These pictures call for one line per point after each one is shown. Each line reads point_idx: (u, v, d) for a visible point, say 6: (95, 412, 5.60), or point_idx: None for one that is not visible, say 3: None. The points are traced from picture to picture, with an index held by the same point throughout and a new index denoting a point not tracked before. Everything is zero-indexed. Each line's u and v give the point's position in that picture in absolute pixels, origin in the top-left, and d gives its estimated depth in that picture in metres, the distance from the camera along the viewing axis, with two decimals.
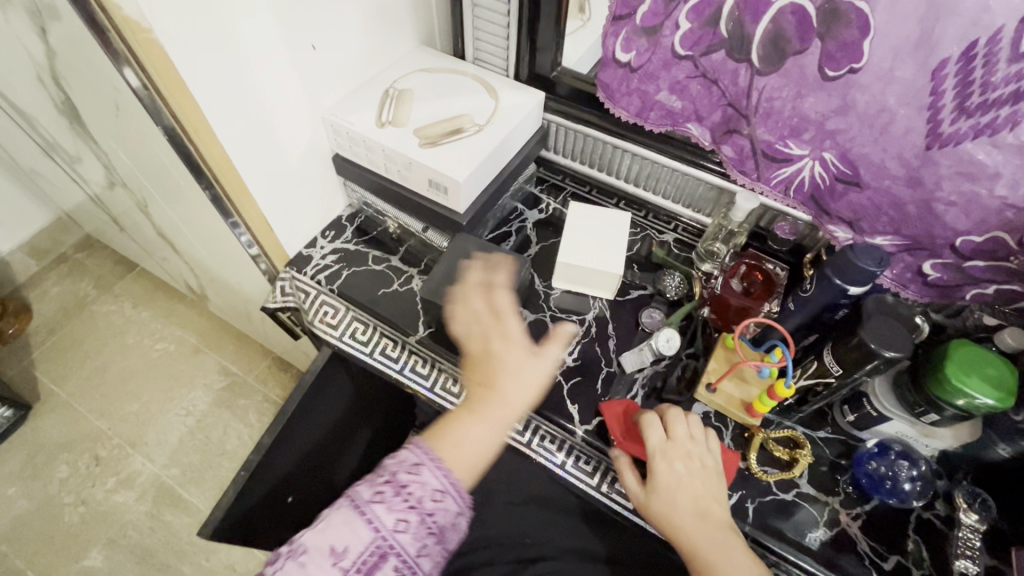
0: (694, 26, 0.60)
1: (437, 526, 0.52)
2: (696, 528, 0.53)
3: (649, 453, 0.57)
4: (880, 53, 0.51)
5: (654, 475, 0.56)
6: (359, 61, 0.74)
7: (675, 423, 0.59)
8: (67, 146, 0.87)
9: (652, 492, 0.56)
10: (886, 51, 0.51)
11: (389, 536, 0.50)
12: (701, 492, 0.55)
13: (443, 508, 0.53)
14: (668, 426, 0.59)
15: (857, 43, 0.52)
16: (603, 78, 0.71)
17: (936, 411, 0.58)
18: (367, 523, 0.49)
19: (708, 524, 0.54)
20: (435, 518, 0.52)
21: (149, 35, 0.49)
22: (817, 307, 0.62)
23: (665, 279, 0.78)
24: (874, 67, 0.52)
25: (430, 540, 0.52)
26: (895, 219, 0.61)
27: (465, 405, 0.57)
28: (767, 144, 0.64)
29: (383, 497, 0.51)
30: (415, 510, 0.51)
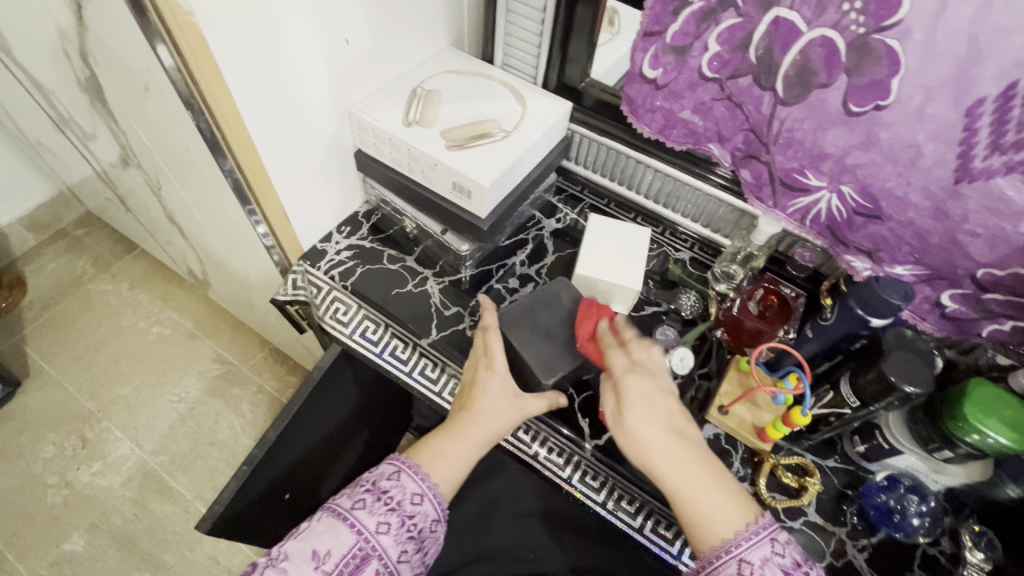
0: (723, 49, 0.60)
1: (416, 529, 0.56)
2: (668, 452, 0.53)
3: (617, 373, 0.59)
4: (910, 90, 0.51)
5: (624, 394, 0.57)
6: (391, 57, 0.73)
7: (644, 352, 0.61)
8: (82, 122, 0.86)
9: (625, 407, 0.56)
10: (917, 88, 0.51)
11: (371, 538, 0.53)
12: (673, 412, 0.56)
13: (421, 512, 0.57)
14: (629, 352, 0.61)
15: (885, 79, 0.52)
16: (628, 92, 0.71)
17: (950, 447, 0.58)
18: (350, 528, 0.53)
19: (681, 443, 0.54)
20: (414, 520, 0.56)
21: (189, 19, 0.48)
22: (837, 336, 0.62)
23: (680, 296, 0.78)
24: (902, 104, 0.53)
25: (410, 545, 0.56)
26: (917, 249, 0.61)
27: (445, 425, 0.61)
28: (785, 172, 0.64)
29: (365, 502, 0.55)
30: (395, 512, 0.55)
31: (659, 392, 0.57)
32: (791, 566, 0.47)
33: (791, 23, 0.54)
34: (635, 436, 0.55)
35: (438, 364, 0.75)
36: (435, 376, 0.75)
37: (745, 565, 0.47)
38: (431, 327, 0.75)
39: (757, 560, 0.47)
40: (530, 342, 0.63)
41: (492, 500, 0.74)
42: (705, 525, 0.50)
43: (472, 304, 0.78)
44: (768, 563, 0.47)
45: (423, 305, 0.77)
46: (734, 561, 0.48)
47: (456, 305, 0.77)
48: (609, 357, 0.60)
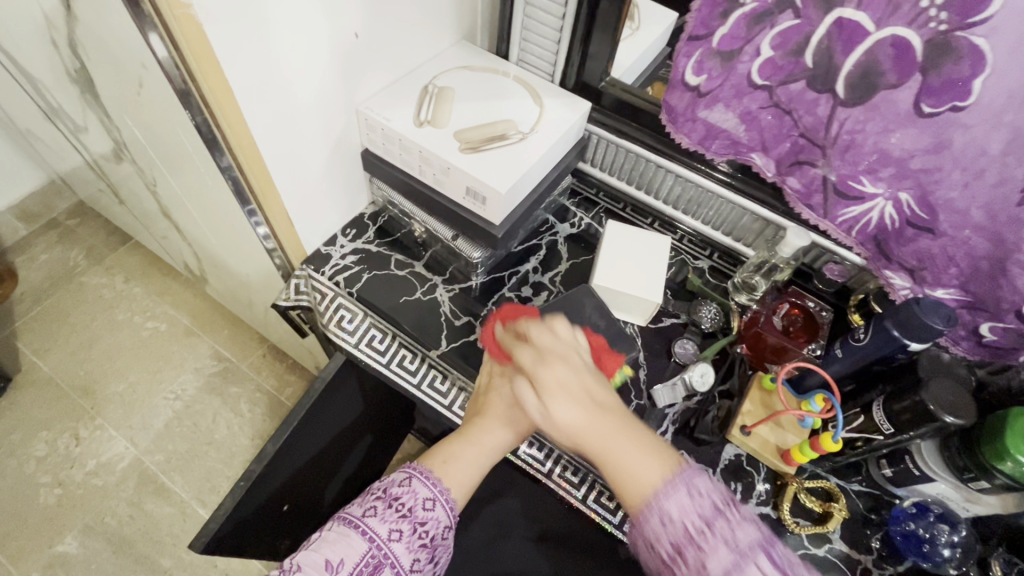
0: (777, 54, 0.55)
1: (428, 537, 0.53)
2: (592, 424, 0.47)
3: (528, 370, 0.50)
4: (994, 93, 0.47)
5: (540, 385, 0.49)
6: (401, 51, 0.69)
7: (541, 331, 0.53)
8: (72, 113, 0.81)
9: (542, 398, 0.49)
10: (1001, 92, 0.46)
11: (383, 545, 0.50)
12: (588, 383, 0.49)
13: (434, 518, 0.53)
14: (534, 339, 0.53)
15: (967, 78, 0.47)
16: (669, 100, 0.67)
17: (987, 479, 0.55)
18: (361, 535, 0.50)
19: (598, 410, 0.47)
20: (426, 527, 0.53)
21: (187, 11, 0.44)
22: (869, 358, 0.59)
23: (700, 308, 0.75)
24: (982, 107, 0.48)
25: (423, 554, 0.52)
26: (964, 273, 0.58)
27: (457, 430, 0.58)
28: (841, 179, 0.60)
29: (376, 510, 0.52)
30: (406, 519, 0.52)
31: (569, 368, 0.50)
32: (709, 511, 0.41)
33: (857, 23, 0.49)
34: (561, 422, 0.48)
35: (447, 375, 0.72)
36: (444, 389, 0.72)
37: (667, 517, 0.41)
38: (441, 339, 0.71)
39: (677, 512, 0.41)
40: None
41: (503, 522, 0.71)
42: (631, 492, 0.44)
43: (484, 313, 0.74)
44: (686, 513, 0.41)
45: (433, 314, 0.73)
46: (657, 518, 0.42)
47: (467, 315, 0.74)
48: (519, 353, 0.53)
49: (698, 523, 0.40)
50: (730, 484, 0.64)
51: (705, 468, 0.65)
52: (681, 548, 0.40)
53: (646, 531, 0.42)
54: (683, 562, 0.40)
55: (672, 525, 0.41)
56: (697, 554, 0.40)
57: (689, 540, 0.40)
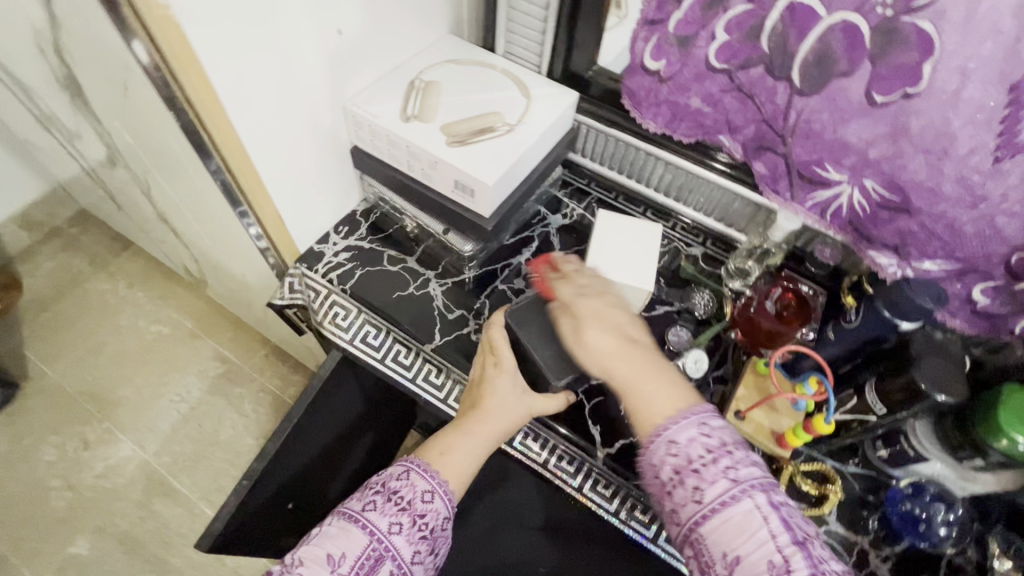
0: (733, 38, 0.57)
1: (428, 528, 0.53)
2: (620, 350, 0.52)
3: (567, 300, 0.57)
4: (944, 75, 0.48)
5: (578, 315, 0.56)
6: (386, 47, 0.69)
7: (582, 278, 0.60)
8: (66, 120, 0.82)
9: (578, 324, 0.55)
10: (951, 72, 0.48)
11: (384, 538, 0.50)
12: (625, 326, 0.55)
13: (433, 511, 0.53)
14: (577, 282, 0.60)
15: (916, 65, 0.49)
16: (630, 85, 0.68)
17: (981, 456, 0.55)
18: (362, 529, 0.50)
19: (631, 345, 0.52)
20: (425, 519, 0.53)
21: (166, 12, 0.44)
22: (861, 341, 0.60)
23: (693, 295, 0.75)
24: (935, 92, 0.49)
25: (424, 546, 0.52)
26: (948, 243, 0.57)
27: (453, 421, 0.59)
28: (803, 165, 0.61)
29: (375, 504, 0.52)
30: (406, 512, 0.52)
31: (611, 310, 0.56)
32: (716, 445, 0.44)
33: (807, 7, 0.51)
34: (590, 346, 0.53)
35: (442, 369, 0.73)
36: (439, 382, 0.73)
37: (673, 445, 0.45)
38: (435, 332, 0.72)
39: (684, 441, 0.44)
40: (541, 340, 0.59)
41: (501, 516, 0.71)
42: (644, 412, 0.47)
43: (477, 305, 0.75)
44: (694, 443, 0.44)
45: (427, 309, 0.74)
46: (663, 443, 0.45)
47: (461, 308, 0.74)
48: (557, 288, 0.59)
49: (702, 454, 0.43)
50: None
51: None
52: (681, 474, 0.44)
53: (652, 454, 0.46)
54: (681, 486, 0.43)
55: (676, 450, 0.44)
56: (695, 480, 0.43)
57: (689, 467, 0.43)
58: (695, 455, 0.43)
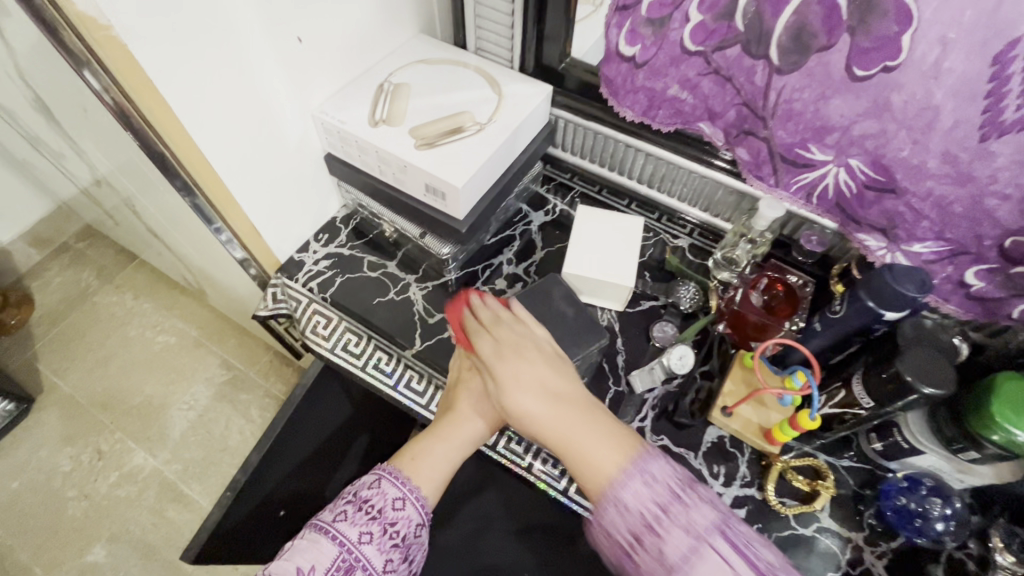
0: (706, 18, 0.54)
1: (399, 536, 0.53)
2: (548, 413, 0.50)
3: (487, 362, 0.55)
4: (924, 45, 0.45)
5: (499, 376, 0.53)
6: (352, 51, 0.68)
7: (502, 324, 0.57)
8: (49, 140, 0.83)
9: (501, 387, 0.53)
10: (932, 41, 0.44)
11: (354, 548, 0.50)
12: (548, 375, 0.52)
13: (404, 518, 0.54)
14: (496, 332, 0.57)
15: (895, 35, 0.46)
16: (607, 73, 0.66)
17: (976, 448, 0.52)
18: (332, 540, 0.50)
19: (558, 402, 0.50)
20: (396, 527, 0.53)
21: (110, 33, 0.44)
22: (848, 330, 0.57)
23: (678, 289, 0.73)
24: (914, 64, 0.46)
25: (396, 554, 0.53)
26: (937, 224, 0.55)
27: (428, 428, 0.59)
28: (786, 147, 0.59)
29: (346, 514, 0.52)
30: (376, 520, 0.52)
31: (530, 358, 0.54)
32: (666, 496, 0.42)
33: None
34: (524, 411, 0.51)
35: (424, 375, 0.71)
36: (421, 389, 0.71)
37: (624, 506, 0.43)
38: (415, 337, 0.72)
39: (633, 498, 0.42)
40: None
41: (487, 517, 0.70)
42: (591, 480, 0.45)
43: None
44: (643, 500, 0.42)
45: (408, 314, 0.74)
46: (614, 507, 0.43)
47: (441, 312, 0.74)
48: (476, 341, 0.57)
49: (655, 508, 0.42)
50: (712, 466, 0.63)
51: (687, 450, 0.64)
52: (639, 536, 0.42)
53: (603, 518, 0.43)
54: (642, 547, 0.41)
55: (630, 511, 0.42)
56: (654, 538, 0.41)
57: (643, 524, 0.42)
58: (648, 514, 0.42)
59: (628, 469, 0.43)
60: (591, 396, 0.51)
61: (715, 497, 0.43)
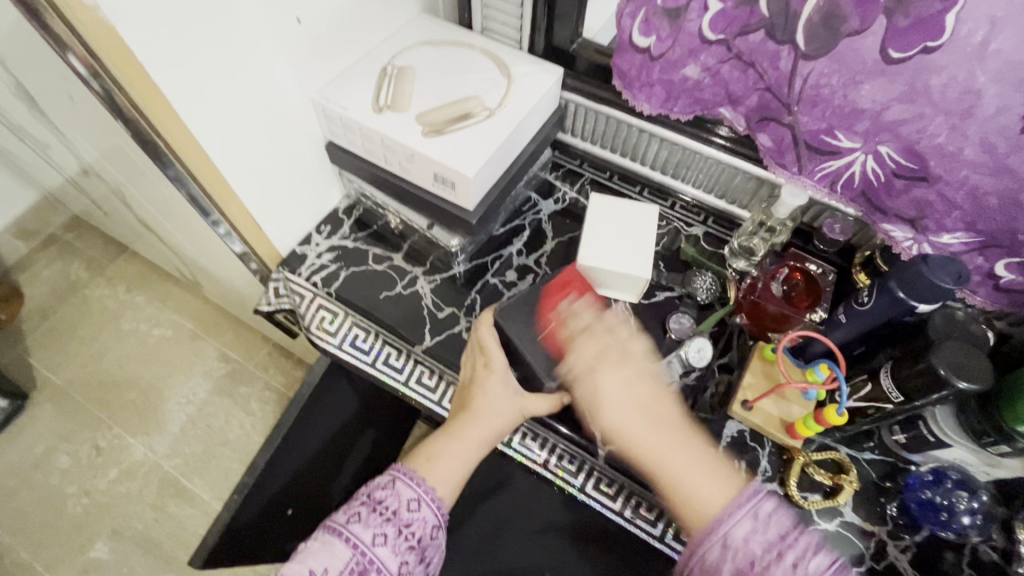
0: (728, 6, 0.52)
1: (415, 538, 0.51)
2: (647, 436, 0.53)
3: (580, 372, 0.55)
4: (970, 24, 0.43)
5: (599, 390, 0.55)
6: (354, 31, 0.64)
7: (590, 332, 0.57)
8: (33, 130, 0.79)
9: (597, 406, 0.55)
10: (979, 21, 0.42)
11: (368, 551, 0.48)
12: (643, 395, 0.55)
13: (420, 519, 0.52)
14: (598, 341, 0.57)
15: (935, 16, 0.43)
16: (619, 65, 0.63)
17: (1007, 442, 0.51)
18: (344, 542, 0.48)
19: (659, 430, 0.54)
20: (412, 528, 0.51)
21: (96, 15, 0.40)
22: (878, 321, 0.55)
23: (694, 279, 0.70)
24: (956, 44, 0.44)
25: (412, 557, 0.51)
26: (969, 214, 0.53)
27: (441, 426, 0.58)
28: (811, 135, 0.56)
29: (360, 516, 0.50)
30: (391, 522, 0.50)
31: (631, 378, 0.56)
32: (776, 539, 0.45)
33: None
34: (621, 431, 0.54)
35: (436, 371, 0.69)
36: (433, 385, 0.70)
37: (728, 542, 0.46)
38: (424, 332, 0.69)
39: (741, 537, 0.45)
40: (533, 343, 0.56)
41: (504, 515, 0.69)
42: (693, 506, 0.48)
43: (468, 301, 0.72)
44: (750, 541, 0.45)
45: (415, 307, 0.71)
46: (716, 541, 0.46)
47: (449, 305, 0.71)
48: (575, 343, 0.56)
49: (762, 550, 0.44)
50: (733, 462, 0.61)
51: None
52: (743, 573, 0.44)
53: (705, 552, 0.46)
54: None
55: (734, 551, 0.45)
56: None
57: (751, 567, 0.44)
58: (755, 555, 0.44)
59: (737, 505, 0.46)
60: (689, 425, 0.55)
61: (818, 533, 0.46)
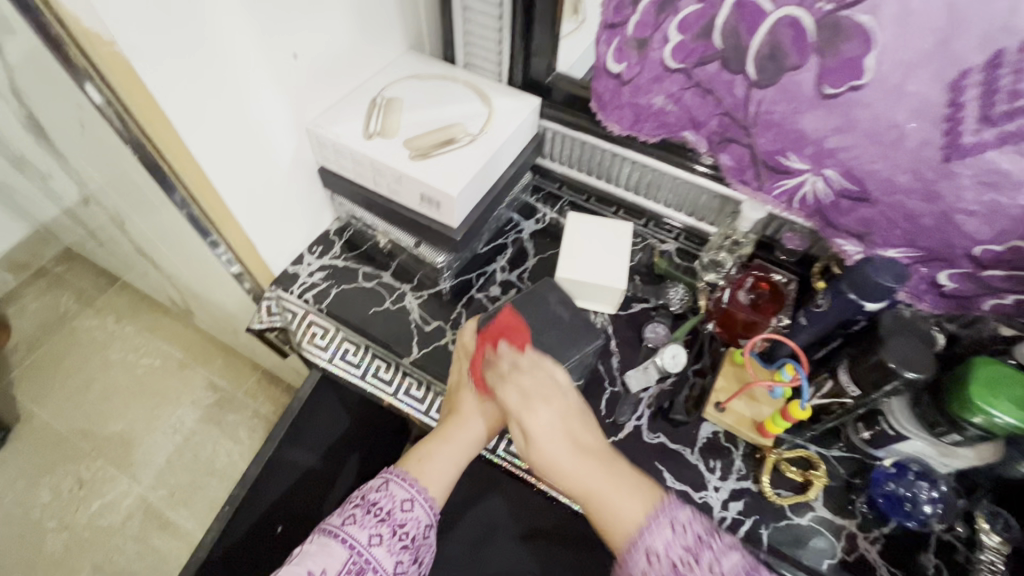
0: (686, 39, 0.57)
1: (409, 538, 0.53)
2: (582, 472, 0.49)
3: (512, 407, 0.53)
4: (888, 66, 0.48)
5: (529, 426, 0.52)
6: (346, 66, 0.70)
7: (523, 371, 0.55)
8: (36, 160, 0.83)
9: (530, 440, 0.52)
10: (896, 64, 0.48)
11: (365, 551, 0.50)
12: (576, 428, 0.52)
13: (413, 519, 0.54)
14: (524, 374, 0.55)
15: (861, 57, 0.49)
16: (597, 87, 0.68)
17: (957, 431, 0.55)
18: (342, 543, 0.50)
19: (586, 458, 0.50)
20: (405, 528, 0.53)
21: (112, 49, 0.45)
22: (833, 323, 0.60)
23: (668, 290, 0.75)
24: (878, 83, 0.50)
25: (406, 556, 0.52)
26: (910, 231, 0.58)
27: (435, 431, 0.59)
28: (768, 154, 0.61)
29: (354, 517, 0.52)
30: (385, 522, 0.52)
31: (560, 410, 0.53)
32: (693, 541, 0.43)
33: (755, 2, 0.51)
34: (554, 463, 0.50)
35: (423, 382, 0.72)
36: (421, 395, 0.72)
37: (652, 552, 0.43)
38: (412, 345, 0.72)
39: (661, 547, 0.43)
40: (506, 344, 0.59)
41: (491, 522, 0.70)
42: (625, 534, 0.45)
43: (454, 315, 0.75)
44: (671, 547, 0.43)
45: (404, 321, 0.74)
46: (643, 552, 0.43)
47: (436, 320, 0.75)
48: (499, 384, 0.55)
49: (682, 554, 0.42)
50: (709, 461, 0.65)
51: (683, 447, 0.65)
52: None
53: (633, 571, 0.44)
54: None
55: (657, 557, 0.43)
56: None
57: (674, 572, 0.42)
58: (677, 563, 0.42)
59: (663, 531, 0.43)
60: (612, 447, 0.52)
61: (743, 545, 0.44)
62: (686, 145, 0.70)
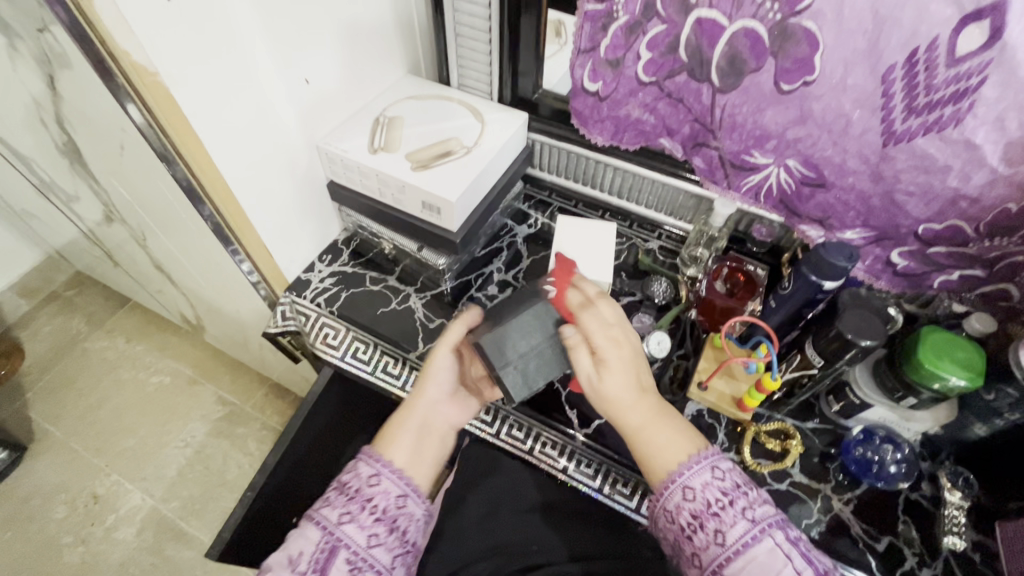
0: (655, 55, 0.65)
1: (380, 510, 0.55)
2: (634, 404, 0.55)
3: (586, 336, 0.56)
4: (832, 65, 0.55)
5: (603, 357, 0.55)
6: (352, 89, 0.77)
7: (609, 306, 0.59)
8: (65, 183, 0.89)
9: (599, 366, 0.55)
10: (836, 63, 0.55)
11: (335, 529, 0.53)
12: (638, 365, 0.57)
13: (382, 492, 0.56)
14: (607, 315, 0.58)
15: (809, 57, 0.55)
16: (575, 106, 0.76)
17: (913, 394, 0.61)
18: (315, 526, 0.53)
19: (642, 396, 0.56)
20: (376, 502, 0.56)
21: (155, 78, 0.51)
22: (797, 304, 0.66)
23: (652, 284, 0.81)
24: (826, 79, 0.56)
25: (381, 529, 0.55)
26: (862, 213, 0.65)
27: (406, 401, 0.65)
28: (734, 155, 0.69)
29: (329, 500, 0.55)
30: (354, 499, 0.55)
31: (623, 344, 0.57)
32: (731, 487, 0.50)
33: (712, 21, 0.58)
34: (607, 390, 0.55)
35: None
36: None
37: (689, 489, 0.51)
38: (417, 340, 0.78)
39: (699, 485, 0.51)
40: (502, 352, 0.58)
41: (496, 503, 0.75)
42: (659, 460, 0.53)
43: (455, 313, 0.81)
44: (709, 486, 0.50)
45: (410, 320, 0.80)
46: (680, 487, 0.51)
47: (439, 317, 0.81)
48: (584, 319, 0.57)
49: (717, 496, 0.50)
50: None
51: None
52: (700, 517, 0.49)
53: (667, 500, 0.52)
54: (703, 527, 0.49)
55: (693, 494, 0.50)
56: (715, 524, 0.48)
57: (709, 509, 0.49)
58: (711, 499, 0.49)
59: (692, 462, 0.52)
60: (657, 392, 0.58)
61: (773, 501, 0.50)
62: (662, 151, 0.77)
